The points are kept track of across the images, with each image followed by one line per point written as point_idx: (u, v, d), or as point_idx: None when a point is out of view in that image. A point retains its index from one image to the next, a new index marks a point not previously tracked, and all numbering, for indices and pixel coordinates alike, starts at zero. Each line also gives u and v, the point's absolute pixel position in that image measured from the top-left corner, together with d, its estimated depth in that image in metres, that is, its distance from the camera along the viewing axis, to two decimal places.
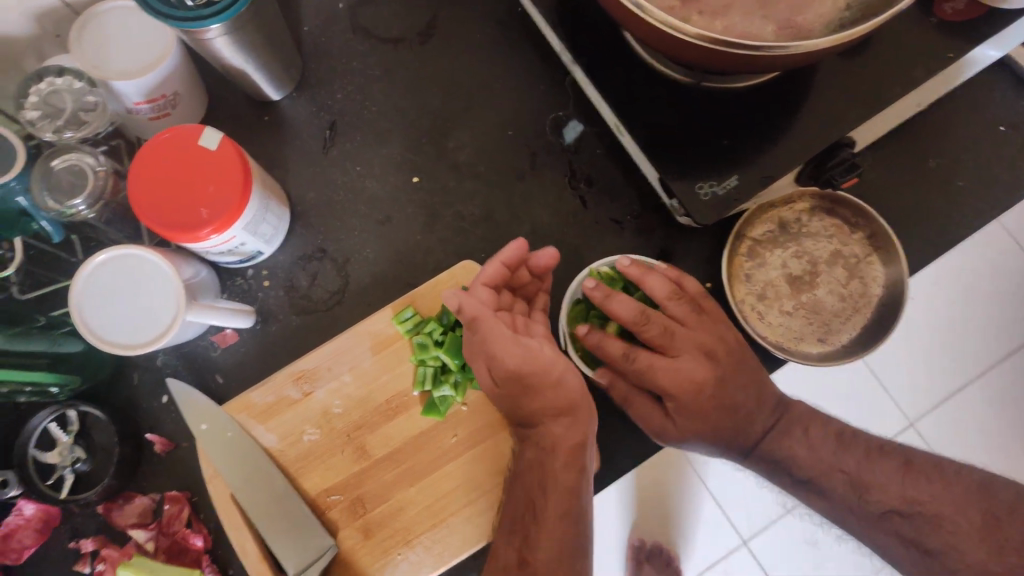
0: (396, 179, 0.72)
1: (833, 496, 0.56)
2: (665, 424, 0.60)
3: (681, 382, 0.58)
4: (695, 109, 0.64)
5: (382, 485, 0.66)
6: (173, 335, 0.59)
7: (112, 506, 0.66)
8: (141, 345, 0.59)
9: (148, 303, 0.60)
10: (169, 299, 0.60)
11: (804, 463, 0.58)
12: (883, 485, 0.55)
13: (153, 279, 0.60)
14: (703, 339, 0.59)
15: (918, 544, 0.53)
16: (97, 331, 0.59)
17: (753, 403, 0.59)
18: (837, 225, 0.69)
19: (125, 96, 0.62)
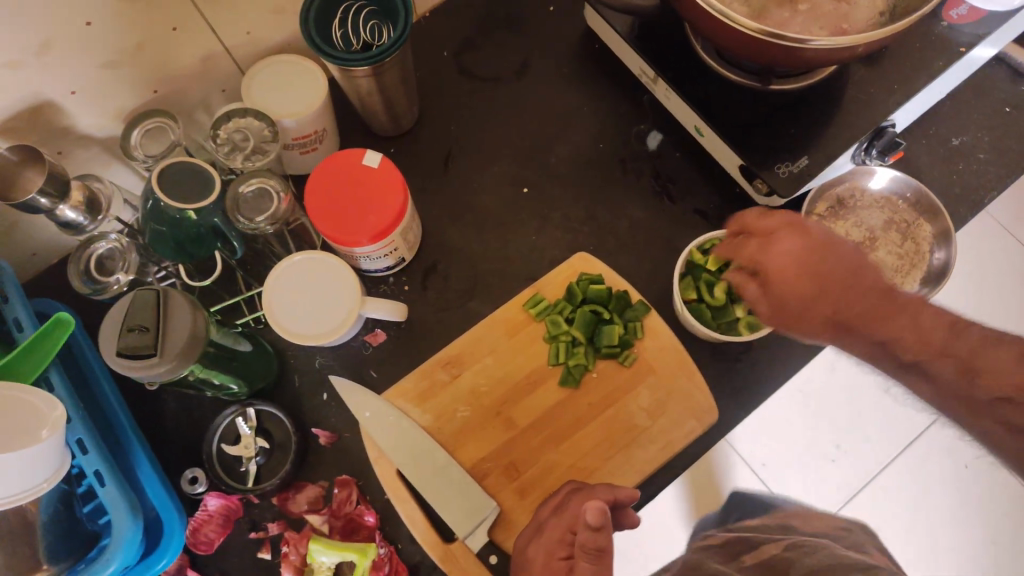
0: (509, 191, 0.85)
1: (942, 380, 0.57)
2: (773, 302, 0.60)
3: (790, 268, 0.57)
4: (762, 106, 0.77)
5: (532, 450, 0.74)
6: (336, 338, 0.68)
7: (289, 495, 0.73)
8: (309, 338, 0.68)
9: (320, 307, 0.69)
10: (341, 304, 0.69)
11: (910, 345, 0.57)
12: (995, 369, 0.53)
13: (331, 283, 0.69)
14: (797, 234, 0.58)
15: (1014, 425, 0.53)
16: (280, 319, 0.68)
17: (862, 285, 0.57)
18: (887, 198, 0.82)
19: (288, 131, 0.75)
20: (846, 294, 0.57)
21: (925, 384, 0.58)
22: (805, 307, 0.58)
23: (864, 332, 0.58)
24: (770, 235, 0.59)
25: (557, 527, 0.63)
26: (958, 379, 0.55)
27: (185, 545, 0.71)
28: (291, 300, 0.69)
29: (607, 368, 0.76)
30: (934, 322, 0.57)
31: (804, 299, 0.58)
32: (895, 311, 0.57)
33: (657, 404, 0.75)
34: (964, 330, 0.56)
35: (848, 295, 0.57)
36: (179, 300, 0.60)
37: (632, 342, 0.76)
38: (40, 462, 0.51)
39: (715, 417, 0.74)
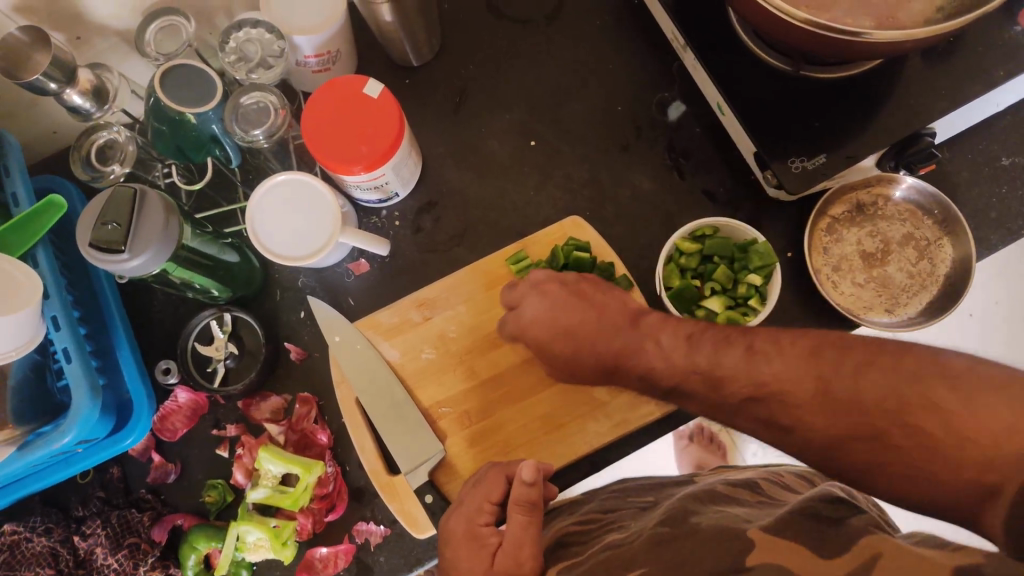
0: (516, 142, 0.82)
1: None
2: (549, 367, 0.67)
3: (547, 330, 0.65)
4: (792, 93, 0.73)
5: (487, 403, 0.75)
6: (291, 261, 0.70)
7: (251, 401, 0.77)
8: (273, 251, 0.70)
9: (290, 229, 0.70)
10: (305, 242, 0.70)
11: (669, 371, 0.57)
12: None
13: (308, 214, 0.70)
14: (542, 306, 0.65)
15: None
16: (257, 228, 0.70)
17: (607, 337, 0.62)
18: (912, 210, 0.77)
19: (300, 49, 0.73)
20: (595, 341, 0.63)
21: None
22: (569, 358, 0.64)
23: (635, 368, 0.60)
24: (520, 303, 0.67)
25: (473, 500, 0.64)
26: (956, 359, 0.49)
27: (151, 430, 0.76)
28: (308, 206, 0.70)
29: None
30: None
31: (561, 349, 0.64)
32: (642, 340, 0.60)
33: (619, 381, 0.75)
34: None
35: (585, 338, 0.63)
36: (155, 202, 0.63)
37: None
38: (8, 331, 0.56)
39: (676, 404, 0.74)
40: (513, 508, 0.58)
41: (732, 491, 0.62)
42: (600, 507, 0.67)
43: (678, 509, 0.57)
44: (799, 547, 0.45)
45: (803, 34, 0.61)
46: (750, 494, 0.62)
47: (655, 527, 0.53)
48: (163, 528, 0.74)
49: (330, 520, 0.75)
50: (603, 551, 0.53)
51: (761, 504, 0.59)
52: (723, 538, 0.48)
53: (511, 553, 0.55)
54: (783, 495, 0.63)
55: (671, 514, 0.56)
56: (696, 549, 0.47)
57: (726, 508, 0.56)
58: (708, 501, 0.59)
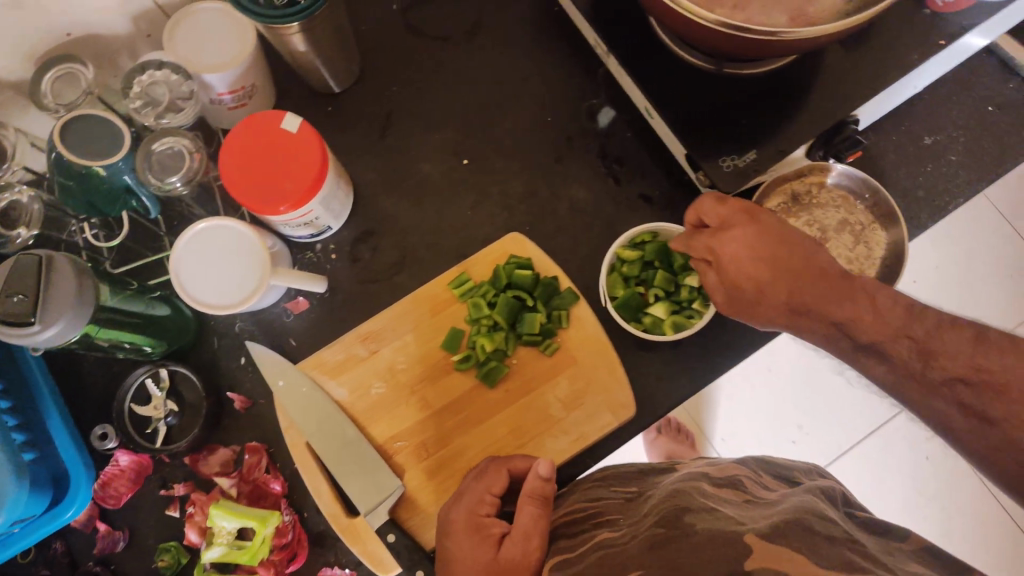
0: (448, 162, 0.81)
1: (895, 362, 0.49)
2: (727, 291, 0.61)
3: (737, 254, 0.58)
4: (717, 93, 0.72)
5: (443, 432, 0.74)
6: (222, 309, 0.67)
7: (198, 457, 0.74)
8: (203, 301, 0.67)
9: (220, 278, 0.67)
10: (237, 290, 0.67)
11: (866, 325, 0.50)
12: (951, 349, 0.46)
13: (238, 261, 0.68)
14: (745, 240, 0.58)
15: (979, 413, 0.44)
16: (185, 281, 0.67)
17: (835, 288, 0.54)
18: (845, 196, 0.78)
19: (212, 87, 0.70)
20: (796, 286, 0.56)
21: (879, 366, 0.50)
22: (755, 290, 0.58)
23: (823, 314, 0.54)
24: (724, 225, 0.59)
25: (474, 492, 0.66)
26: (914, 360, 0.47)
27: (93, 499, 0.72)
28: (223, 254, 0.68)
29: (525, 356, 0.75)
30: (890, 305, 0.51)
31: (753, 282, 0.58)
32: (844, 294, 0.53)
33: (574, 396, 0.74)
34: (923, 313, 0.49)
35: (796, 283, 0.56)
36: (64, 267, 0.59)
37: (554, 332, 0.74)
38: None
39: (631, 413, 0.73)
40: (525, 503, 0.60)
41: (717, 490, 0.61)
42: (585, 495, 0.66)
43: (671, 505, 0.56)
44: (800, 557, 0.43)
45: (721, 37, 0.61)
46: (736, 491, 0.61)
47: (650, 528, 0.52)
48: None
49: (292, 570, 0.73)
50: (594, 548, 0.53)
51: (747, 505, 0.57)
52: (722, 545, 0.46)
53: (519, 541, 0.57)
54: (767, 495, 0.62)
55: (664, 512, 0.54)
56: (693, 556, 0.46)
57: (717, 507, 0.55)
58: (697, 495, 0.58)
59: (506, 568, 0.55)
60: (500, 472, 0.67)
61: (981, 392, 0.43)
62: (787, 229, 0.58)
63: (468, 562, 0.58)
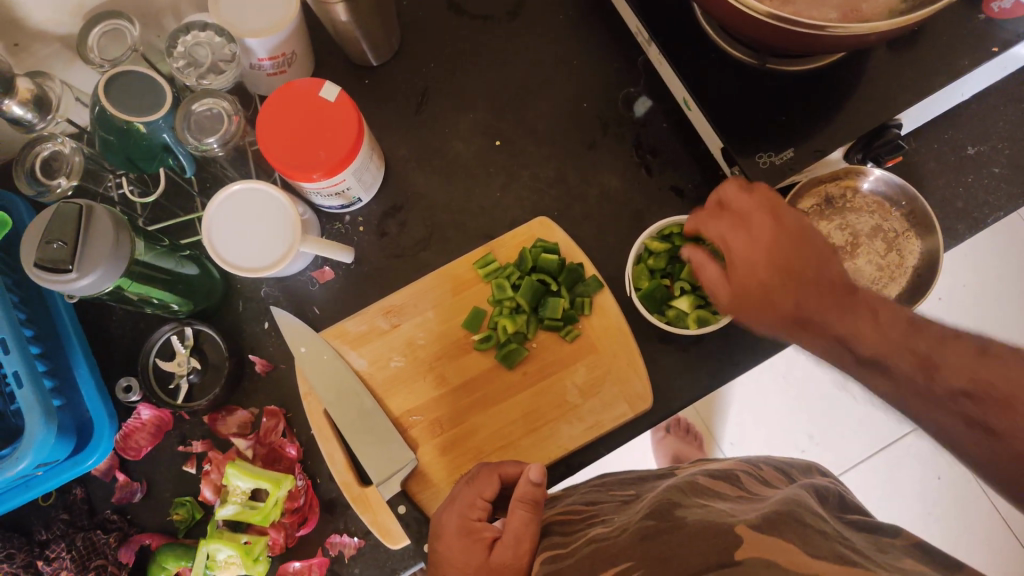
0: (481, 142, 0.81)
1: (896, 372, 0.46)
2: (729, 287, 0.56)
3: (750, 250, 0.55)
4: (759, 88, 0.72)
5: (458, 410, 0.74)
6: (247, 272, 0.68)
7: (218, 416, 0.75)
8: (228, 261, 0.68)
9: (247, 242, 0.68)
10: (264, 257, 0.68)
11: (867, 339, 0.48)
12: (956, 361, 0.44)
13: (267, 227, 0.68)
14: (763, 237, 0.54)
15: (983, 424, 0.42)
16: (214, 240, 0.68)
17: (840, 302, 0.50)
18: (879, 202, 0.77)
19: (253, 52, 0.70)
20: (799, 293, 0.52)
21: (881, 378, 0.47)
22: (755, 292, 0.54)
23: (817, 323, 0.51)
24: (743, 214, 0.56)
25: (466, 495, 0.65)
26: (913, 370, 0.45)
27: (114, 449, 0.74)
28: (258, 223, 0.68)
29: (545, 341, 0.75)
30: (891, 319, 0.48)
31: (756, 280, 0.54)
32: (850, 308, 0.50)
33: (591, 383, 0.74)
34: (924, 327, 0.47)
35: (803, 288, 0.52)
36: (104, 217, 0.61)
37: (576, 318, 0.74)
38: None
39: (648, 404, 0.73)
40: (516, 505, 0.59)
41: (712, 484, 0.61)
42: (582, 500, 0.67)
43: (663, 501, 0.56)
44: (789, 546, 0.44)
45: (769, 29, 0.60)
46: (732, 487, 0.61)
47: (642, 521, 0.53)
48: (131, 549, 0.73)
49: (302, 534, 0.74)
50: (587, 545, 0.53)
51: (742, 500, 0.58)
52: (712, 535, 0.47)
53: (510, 545, 0.57)
54: (763, 490, 0.62)
55: (656, 506, 0.55)
56: (684, 547, 0.46)
57: (709, 502, 0.55)
58: (691, 493, 0.58)
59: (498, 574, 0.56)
60: (492, 474, 0.66)
61: (987, 404, 0.42)
62: (809, 232, 0.54)
63: (460, 563, 0.59)
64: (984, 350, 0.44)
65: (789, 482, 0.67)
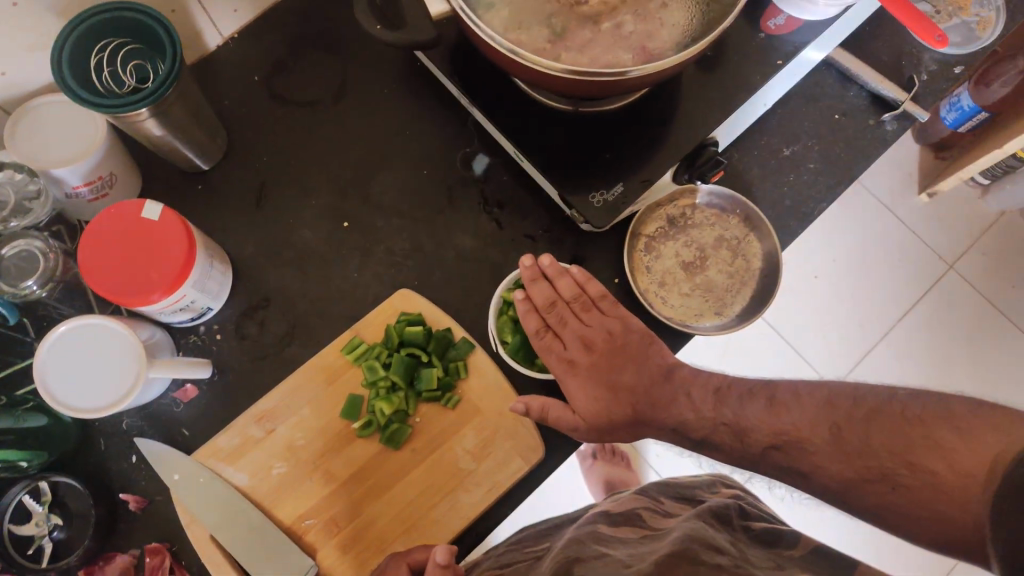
0: (328, 226, 0.80)
1: (726, 447, 0.59)
2: None
3: None
4: (581, 132, 0.75)
5: (351, 504, 0.72)
6: (84, 413, 0.64)
7: (93, 569, 0.69)
8: (63, 402, 0.63)
9: (82, 381, 0.64)
10: (103, 395, 0.64)
11: (694, 424, 0.62)
12: (752, 423, 0.58)
13: (105, 361, 0.65)
14: None
15: (795, 469, 0.54)
16: (47, 379, 0.64)
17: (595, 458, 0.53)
18: (717, 214, 0.81)
19: (64, 180, 0.67)
20: None
21: (716, 453, 0.61)
22: None
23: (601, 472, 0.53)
24: None
25: None
26: (733, 441, 0.59)
27: None
28: (92, 357, 0.64)
29: (428, 412, 0.74)
30: (703, 395, 0.63)
31: None
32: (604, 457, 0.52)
33: (481, 446, 0.73)
34: (729, 394, 0.62)
35: None
36: None
37: (453, 384, 0.74)
38: None
39: (540, 454, 0.73)
40: None
41: (615, 530, 0.62)
42: (499, 564, 0.66)
43: (564, 559, 0.55)
44: None
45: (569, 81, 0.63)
46: (634, 529, 0.62)
47: None
48: None
49: None
50: None
51: (642, 541, 0.59)
52: None
53: None
54: (663, 522, 0.63)
55: (557, 567, 0.54)
56: None
57: (608, 552, 0.55)
58: (593, 543, 0.58)
59: None
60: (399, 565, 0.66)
61: (789, 453, 0.54)
62: None
63: None
64: (773, 399, 0.58)
65: (688, 506, 0.69)
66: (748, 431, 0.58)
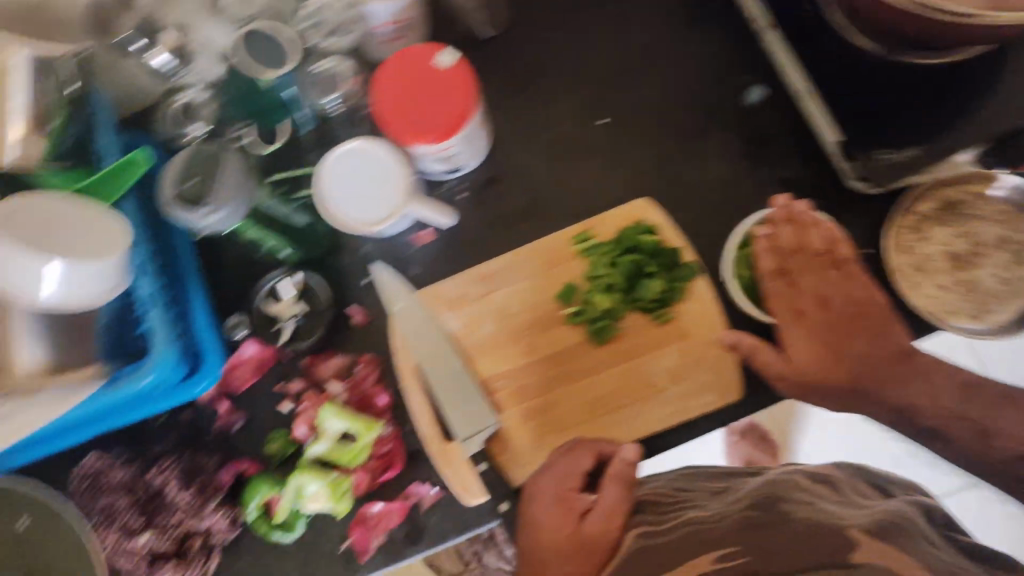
0: (585, 119, 0.81)
1: (955, 440, 0.64)
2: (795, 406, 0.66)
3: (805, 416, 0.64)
4: (887, 82, 0.69)
5: (543, 381, 0.76)
6: (351, 224, 0.72)
7: (317, 358, 0.80)
8: (337, 209, 0.72)
9: (357, 195, 0.72)
10: (369, 214, 0.72)
11: (928, 411, 0.65)
12: (1010, 431, 0.63)
13: (378, 183, 0.72)
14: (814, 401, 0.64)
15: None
16: (330, 185, 0.72)
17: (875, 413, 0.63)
18: (1008, 211, 0.72)
19: (378, 17, 0.74)
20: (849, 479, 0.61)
21: (940, 443, 0.66)
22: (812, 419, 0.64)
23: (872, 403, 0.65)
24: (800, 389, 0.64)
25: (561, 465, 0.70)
26: (975, 439, 0.64)
27: (221, 380, 0.80)
28: (369, 177, 0.72)
29: (635, 321, 0.75)
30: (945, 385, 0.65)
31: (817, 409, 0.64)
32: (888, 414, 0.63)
33: (680, 369, 0.74)
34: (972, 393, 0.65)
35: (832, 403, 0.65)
36: (234, 161, 0.70)
37: (669, 302, 0.74)
38: (86, 277, 0.58)
39: (737, 395, 0.73)
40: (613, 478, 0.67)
41: None
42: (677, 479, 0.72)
43: None
44: None
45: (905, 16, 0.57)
46: None
47: None
48: (230, 472, 0.77)
49: (386, 478, 0.78)
50: None
51: None
52: None
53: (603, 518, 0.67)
54: None
55: None
56: None
57: None
58: None
59: (590, 542, 0.67)
60: (584, 453, 0.70)
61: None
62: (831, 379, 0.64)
63: (554, 528, 0.67)
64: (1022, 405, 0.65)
65: (883, 493, 0.66)
66: (993, 437, 0.63)
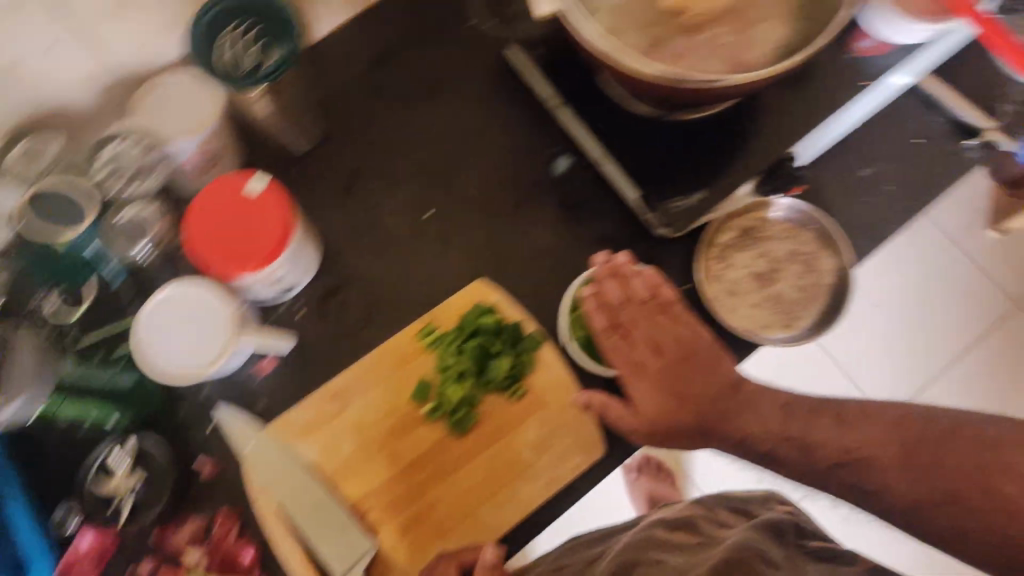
0: (408, 216, 0.82)
1: (790, 461, 0.61)
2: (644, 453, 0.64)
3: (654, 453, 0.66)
4: (665, 136, 0.76)
5: (414, 487, 0.73)
6: (177, 375, 0.67)
7: (166, 529, 0.72)
8: (160, 361, 0.67)
9: (179, 341, 0.68)
10: (196, 358, 0.68)
11: (760, 436, 0.63)
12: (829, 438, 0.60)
13: (200, 325, 0.68)
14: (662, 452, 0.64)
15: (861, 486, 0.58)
16: (149, 337, 0.68)
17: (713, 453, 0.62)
18: (791, 228, 0.81)
19: (182, 153, 0.71)
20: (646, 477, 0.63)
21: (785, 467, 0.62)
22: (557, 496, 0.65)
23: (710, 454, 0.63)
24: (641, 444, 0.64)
25: None
26: (800, 453, 0.61)
27: None
28: (189, 321, 0.68)
29: (494, 403, 0.75)
30: (770, 409, 0.65)
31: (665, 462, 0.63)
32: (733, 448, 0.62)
33: (544, 440, 0.75)
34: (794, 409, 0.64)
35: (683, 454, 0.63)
36: (24, 357, 0.69)
37: (521, 377, 0.75)
38: None
39: (602, 450, 0.74)
40: None
41: (669, 535, 0.63)
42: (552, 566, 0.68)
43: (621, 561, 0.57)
44: None
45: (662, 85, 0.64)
46: (688, 534, 0.63)
47: None
48: None
49: None
50: None
51: (696, 547, 0.59)
52: None
53: None
54: (718, 531, 0.64)
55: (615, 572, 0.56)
56: None
57: (665, 557, 0.56)
58: (649, 548, 0.60)
59: None
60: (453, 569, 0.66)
61: (852, 468, 0.58)
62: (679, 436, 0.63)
63: None
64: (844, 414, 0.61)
65: (744, 518, 0.68)
66: (815, 447, 0.61)
